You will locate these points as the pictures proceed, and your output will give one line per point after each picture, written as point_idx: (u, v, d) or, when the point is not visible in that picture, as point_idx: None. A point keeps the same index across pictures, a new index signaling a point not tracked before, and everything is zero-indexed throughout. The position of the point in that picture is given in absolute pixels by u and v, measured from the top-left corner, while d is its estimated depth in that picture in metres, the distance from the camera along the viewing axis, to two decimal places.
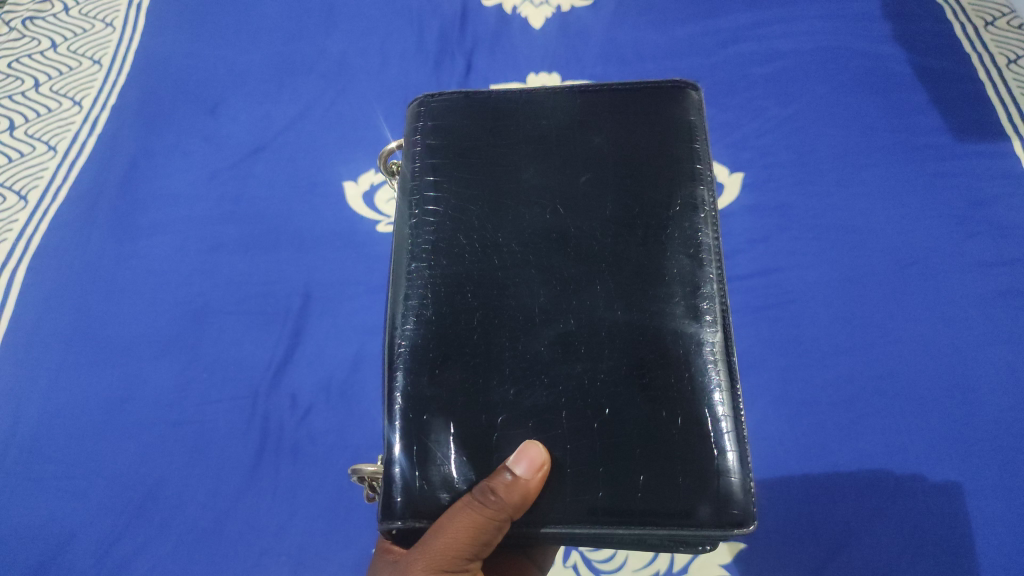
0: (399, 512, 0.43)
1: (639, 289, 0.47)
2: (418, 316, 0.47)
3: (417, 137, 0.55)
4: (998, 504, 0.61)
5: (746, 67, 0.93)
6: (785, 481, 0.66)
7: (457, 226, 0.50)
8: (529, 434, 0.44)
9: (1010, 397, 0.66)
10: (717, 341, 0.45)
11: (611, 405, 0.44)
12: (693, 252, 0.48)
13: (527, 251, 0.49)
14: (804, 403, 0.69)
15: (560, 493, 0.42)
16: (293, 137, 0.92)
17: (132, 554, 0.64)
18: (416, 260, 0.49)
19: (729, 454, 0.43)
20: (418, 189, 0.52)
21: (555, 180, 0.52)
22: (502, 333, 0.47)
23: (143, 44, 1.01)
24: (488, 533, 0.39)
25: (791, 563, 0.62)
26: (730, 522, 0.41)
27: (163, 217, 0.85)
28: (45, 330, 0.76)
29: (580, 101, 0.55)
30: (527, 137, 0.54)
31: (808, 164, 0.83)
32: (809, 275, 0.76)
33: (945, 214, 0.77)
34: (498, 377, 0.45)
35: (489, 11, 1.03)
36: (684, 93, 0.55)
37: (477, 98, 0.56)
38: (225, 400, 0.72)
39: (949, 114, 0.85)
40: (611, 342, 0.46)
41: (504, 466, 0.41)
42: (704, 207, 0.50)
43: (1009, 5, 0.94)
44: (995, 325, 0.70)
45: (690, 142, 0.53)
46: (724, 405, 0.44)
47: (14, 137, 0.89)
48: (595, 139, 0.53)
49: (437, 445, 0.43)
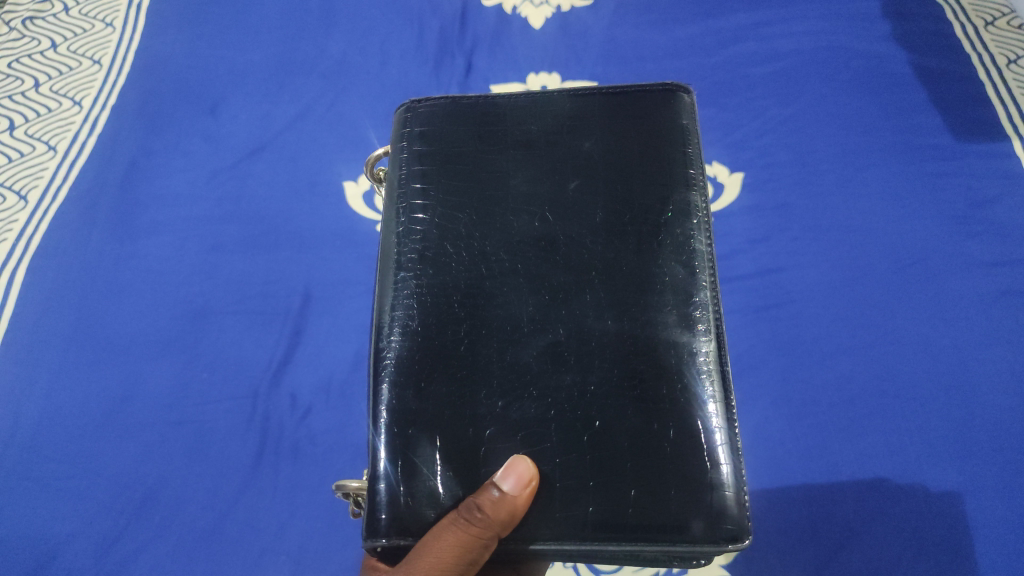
0: (383, 530, 0.42)
1: (630, 298, 0.46)
2: (404, 328, 0.47)
3: (404, 144, 0.54)
4: (1000, 506, 0.60)
5: (746, 67, 0.92)
6: (786, 483, 0.65)
7: (444, 234, 0.49)
8: (517, 448, 0.43)
9: (1011, 400, 0.64)
10: (709, 351, 0.44)
11: (601, 418, 0.43)
12: (686, 260, 0.47)
13: (515, 259, 0.48)
14: (804, 405, 0.68)
15: (548, 509, 0.42)
16: (292, 138, 0.91)
17: (132, 554, 0.64)
18: (403, 270, 0.49)
19: (723, 468, 0.42)
20: (405, 197, 0.51)
21: (545, 186, 0.51)
22: (490, 343, 0.46)
23: (142, 44, 1.00)
24: (474, 552, 0.39)
25: (794, 567, 0.61)
26: (724, 537, 0.40)
27: (163, 216, 0.84)
28: (46, 330, 0.75)
29: (570, 105, 0.54)
30: (516, 143, 0.53)
31: (808, 163, 0.82)
32: (809, 276, 0.75)
33: (946, 213, 0.76)
34: (485, 390, 0.44)
35: (489, 11, 1.02)
36: (675, 95, 0.54)
37: (464, 102, 0.55)
38: (222, 401, 0.72)
39: (950, 114, 0.83)
40: (602, 353, 0.45)
41: (491, 482, 0.40)
42: (698, 212, 0.49)
43: (1009, 5, 0.92)
44: (995, 326, 0.68)
45: (683, 146, 0.52)
46: (717, 417, 0.43)
47: (14, 137, 0.89)
48: (585, 143, 0.52)
49: (423, 461, 0.43)
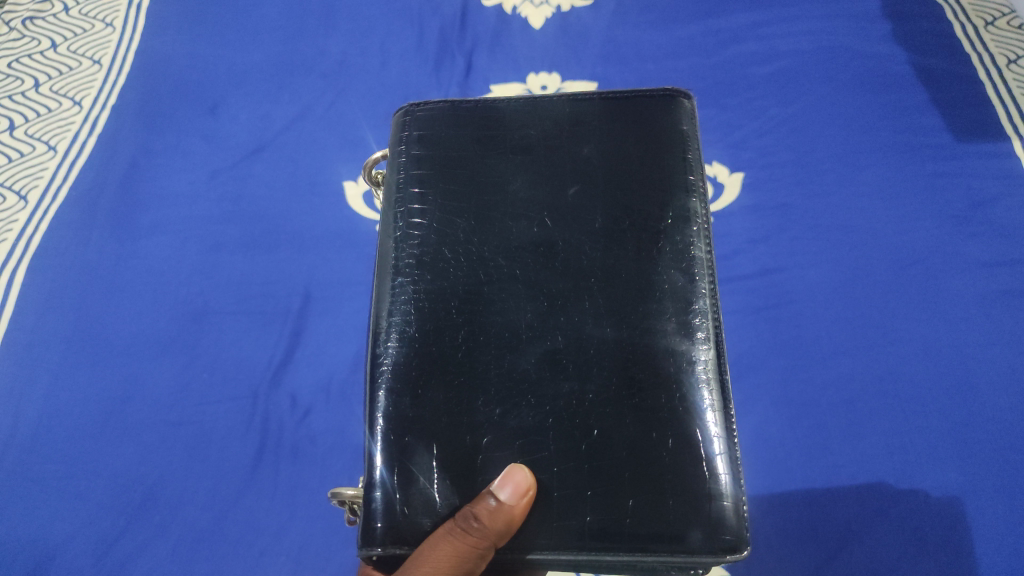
0: (379, 539, 0.42)
1: (629, 305, 0.46)
2: (401, 334, 0.46)
3: (401, 147, 0.54)
4: (1000, 507, 0.59)
5: (746, 67, 0.91)
6: (786, 485, 0.64)
7: (442, 239, 0.49)
8: (514, 456, 0.43)
9: (1011, 401, 0.64)
10: (709, 360, 0.44)
11: (599, 426, 0.43)
12: (685, 266, 0.47)
13: (513, 265, 0.48)
14: (804, 406, 0.67)
15: (545, 518, 0.41)
16: (291, 138, 0.91)
17: (131, 555, 0.64)
18: (401, 275, 0.48)
19: (722, 477, 0.41)
20: (402, 202, 0.51)
21: (544, 191, 0.50)
22: (488, 349, 0.45)
23: (142, 44, 1.00)
24: (470, 562, 0.38)
25: (794, 568, 0.60)
26: (723, 548, 0.40)
27: (163, 216, 0.84)
28: (46, 330, 0.75)
29: (570, 109, 0.54)
30: (515, 147, 0.52)
31: (808, 163, 0.81)
32: (809, 276, 0.74)
33: (946, 214, 0.75)
34: (482, 397, 0.44)
35: (488, 11, 1.01)
36: (676, 100, 0.54)
37: (463, 106, 0.55)
38: (224, 401, 0.72)
39: (950, 115, 0.82)
40: (600, 360, 0.45)
41: (488, 491, 0.40)
42: (698, 218, 0.49)
43: (1009, 5, 0.91)
44: (995, 326, 0.68)
45: (683, 151, 0.51)
46: (716, 426, 0.42)
47: (15, 137, 0.89)
48: (585, 148, 0.51)
49: (420, 469, 0.43)
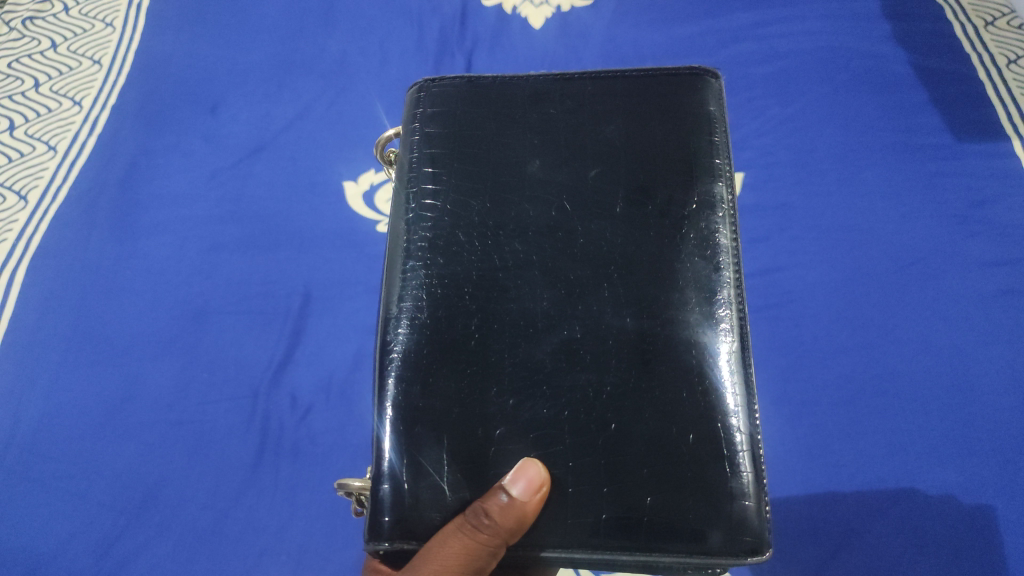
0: (386, 533, 0.41)
1: (648, 294, 0.45)
2: (412, 320, 0.45)
3: (416, 125, 0.53)
4: (1003, 508, 0.58)
5: (746, 67, 0.90)
6: (789, 484, 0.63)
7: (456, 222, 0.48)
8: (528, 450, 0.41)
9: (1013, 402, 0.62)
10: (732, 350, 0.43)
11: (617, 420, 0.42)
12: (709, 254, 0.46)
13: (530, 250, 0.47)
14: (805, 405, 0.66)
15: (560, 515, 0.40)
16: (292, 138, 0.90)
17: (127, 557, 0.62)
18: (412, 259, 0.47)
19: (743, 475, 0.40)
20: (415, 182, 0.50)
21: (562, 175, 0.49)
22: (503, 338, 0.44)
23: (143, 44, 0.99)
24: (480, 559, 0.37)
25: (799, 569, 0.59)
26: (743, 550, 0.39)
27: (164, 216, 0.83)
28: (48, 330, 0.74)
29: (591, 89, 0.52)
30: (532, 128, 0.51)
31: (807, 163, 0.80)
32: (810, 275, 0.73)
33: (945, 213, 0.74)
34: (495, 388, 0.43)
35: (488, 11, 1.00)
36: (702, 81, 0.52)
37: (480, 83, 0.54)
38: (225, 401, 0.70)
39: (949, 114, 0.81)
40: (619, 351, 0.43)
41: (500, 485, 0.38)
42: (722, 205, 0.47)
43: (1009, 5, 0.90)
44: (997, 326, 0.66)
45: (709, 135, 0.50)
46: (739, 422, 0.41)
47: (15, 137, 0.88)
48: (605, 130, 0.50)
49: (429, 461, 0.41)
